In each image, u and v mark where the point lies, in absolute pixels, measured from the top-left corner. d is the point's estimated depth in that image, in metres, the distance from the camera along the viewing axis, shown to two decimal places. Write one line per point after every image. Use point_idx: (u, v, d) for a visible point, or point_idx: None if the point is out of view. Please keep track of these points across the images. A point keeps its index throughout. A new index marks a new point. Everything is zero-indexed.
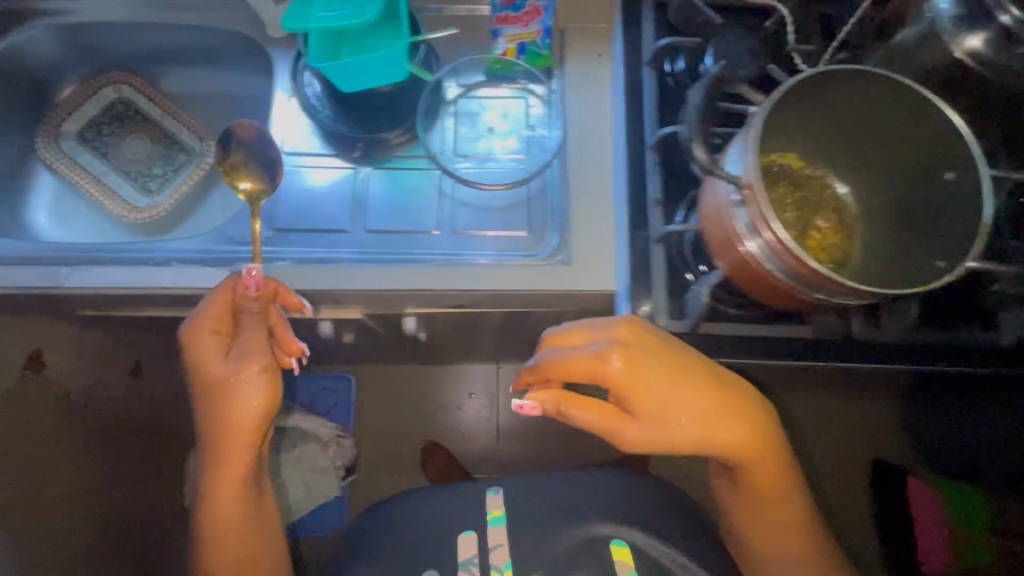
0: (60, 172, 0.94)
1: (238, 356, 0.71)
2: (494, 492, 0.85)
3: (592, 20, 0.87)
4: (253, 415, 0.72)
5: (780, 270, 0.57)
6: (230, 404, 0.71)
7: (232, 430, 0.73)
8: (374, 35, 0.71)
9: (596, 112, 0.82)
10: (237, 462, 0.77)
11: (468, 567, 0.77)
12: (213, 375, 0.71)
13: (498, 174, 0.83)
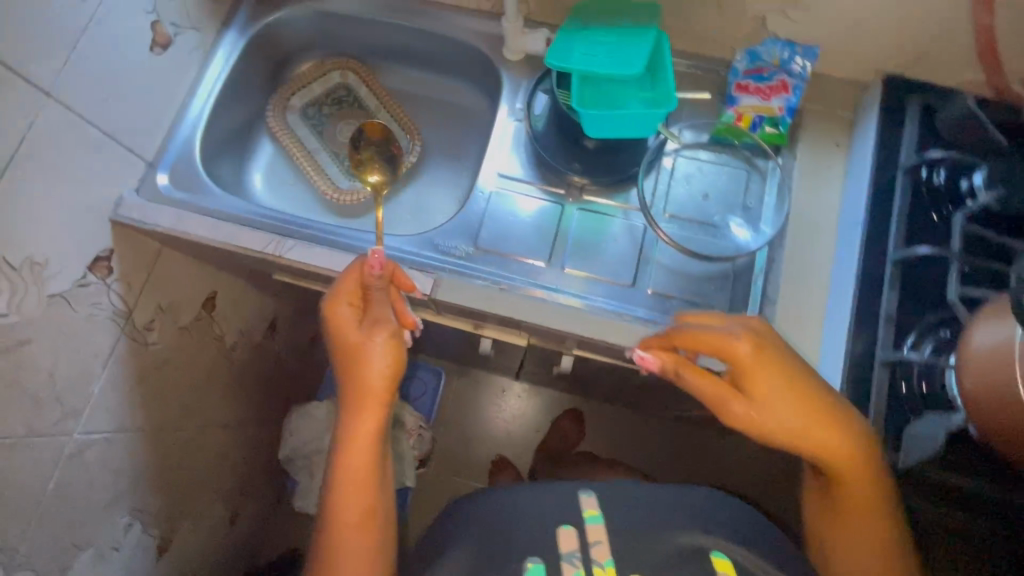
0: (279, 141, 1.00)
1: (373, 322, 0.67)
2: (585, 492, 0.60)
3: (835, 106, 0.83)
4: (386, 376, 0.66)
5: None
6: (366, 368, 0.65)
7: (370, 395, 0.66)
8: (625, 91, 0.73)
9: (822, 204, 0.79)
10: (365, 438, 0.66)
11: (571, 562, 0.54)
12: (350, 344, 0.67)
13: (707, 241, 0.80)
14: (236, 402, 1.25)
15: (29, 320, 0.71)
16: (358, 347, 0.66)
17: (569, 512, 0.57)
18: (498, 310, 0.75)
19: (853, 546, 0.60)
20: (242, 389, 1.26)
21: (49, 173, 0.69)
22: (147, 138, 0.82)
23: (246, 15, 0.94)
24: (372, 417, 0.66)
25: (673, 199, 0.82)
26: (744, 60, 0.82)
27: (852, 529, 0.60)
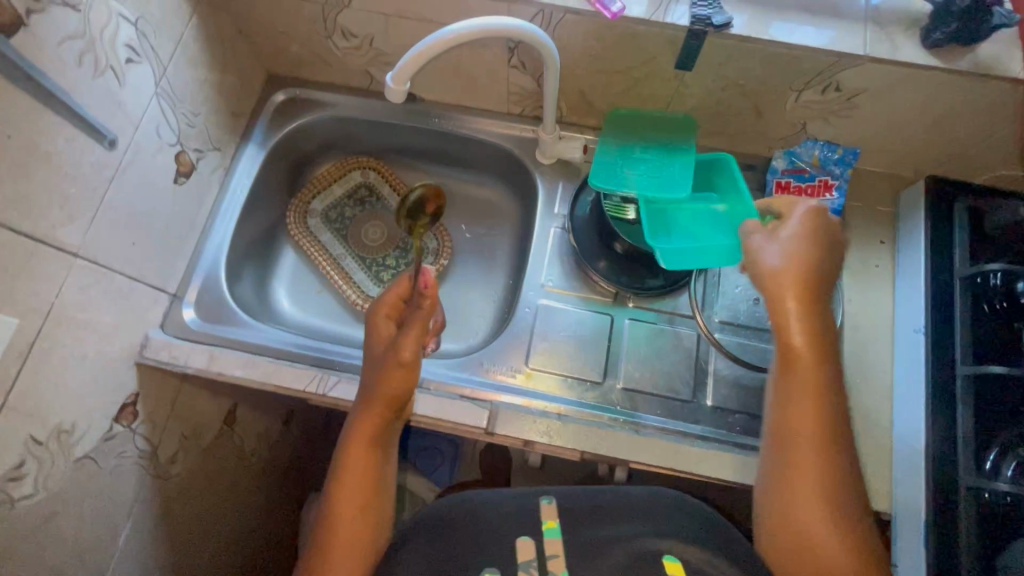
0: (302, 249, 0.96)
1: (398, 337, 0.61)
2: (546, 500, 0.57)
3: (876, 202, 0.83)
4: (394, 391, 0.60)
5: None
6: (385, 381, 0.60)
7: (378, 403, 0.60)
8: (698, 217, 0.74)
9: (874, 306, 0.79)
10: (365, 438, 0.60)
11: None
12: (376, 350, 0.63)
13: (762, 350, 0.78)
14: (260, 511, 1.16)
15: (55, 493, 0.65)
16: (379, 357, 0.62)
17: (527, 525, 0.55)
18: (560, 441, 0.72)
19: (803, 489, 0.51)
20: (266, 496, 1.18)
21: (78, 335, 0.64)
22: (168, 271, 0.79)
23: (264, 127, 0.91)
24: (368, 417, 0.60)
25: (723, 305, 0.80)
26: (783, 160, 0.81)
27: (806, 494, 0.51)
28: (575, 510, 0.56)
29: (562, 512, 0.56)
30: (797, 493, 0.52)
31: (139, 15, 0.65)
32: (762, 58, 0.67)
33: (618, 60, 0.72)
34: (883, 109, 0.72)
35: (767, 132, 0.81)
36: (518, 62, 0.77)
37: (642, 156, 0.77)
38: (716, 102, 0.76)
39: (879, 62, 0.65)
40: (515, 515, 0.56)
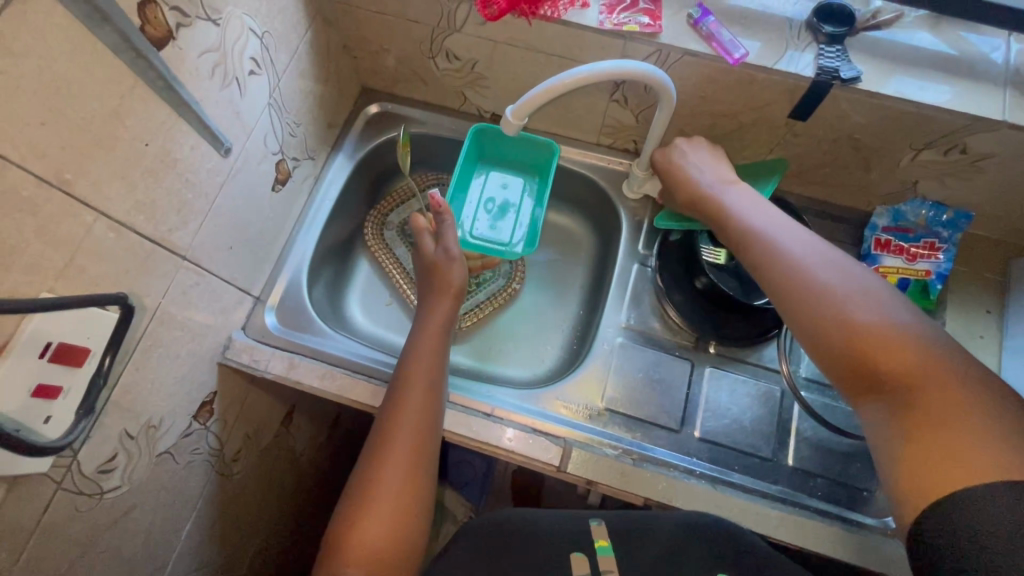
0: (377, 260, 0.97)
1: (449, 247, 0.76)
2: (595, 521, 0.63)
3: (981, 269, 0.78)
4: (460, 281, 0.75)
5: None
6: (442, 280, 0.75)
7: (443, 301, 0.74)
8: None
9: None
10: (434, 329, 0.72)
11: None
12: (430, 258, 0.76)
13: (848, 414, 0.75)
14: (303, 513, 1.17)
15: (137, 485, 0.66)
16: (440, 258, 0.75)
17: (580, 542, 0.61)
18: (633, 488, 0.70)
19: (866, 328, 0.51)
20: (309, 497, 1.18)
21: (175, 334, 0.66)
22: (256, 274, 0.80)
23: (355, 138, 0.93)
24: (442, 303, 0.74)
25: (809, 361, 0.77)
26: (885, 217, 0.78)
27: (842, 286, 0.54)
28: (627, 533, 0.61)
29: (611, 534, 0.61)
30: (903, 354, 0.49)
31: (265, 29, 0.67)
32: (886, 113, 0.65)
33: (728, 104, 0.71)
34: (1007, 176, 0.68)
35: (872, 186, 0.78)
36: (620, 97, 0.77)
37: (491, 148, 0.87)
38: (824, 151, 0.74)
39: (1016, 129, 0.61)
40: (566, 534, 0.62)
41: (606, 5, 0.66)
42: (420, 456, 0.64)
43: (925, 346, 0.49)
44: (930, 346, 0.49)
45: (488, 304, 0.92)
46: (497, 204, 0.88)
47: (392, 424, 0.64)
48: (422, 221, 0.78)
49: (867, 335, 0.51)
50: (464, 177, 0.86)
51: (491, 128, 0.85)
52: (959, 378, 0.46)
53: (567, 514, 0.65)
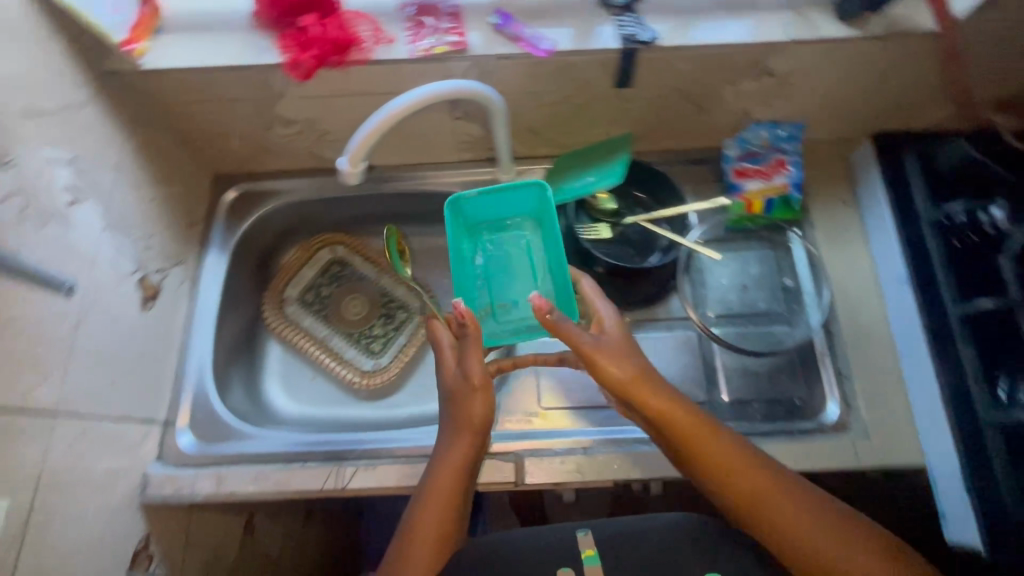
0: (286, 339, 0.94)
1: (466, 369, 0.69)
2: (582, 531, 0.60)
3: (828, 168, 0.86)
4: (483, 409, 0.67)
5: None
6: (471, 409, 0.66)
7: (467, 433, 0.65)
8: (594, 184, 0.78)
9: (855, 267, 0.81)
10: (451, 469, 0.64)
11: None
12: (450, 380, 0.69)
13: (762, 334, 0.79)
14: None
15: None
16: (471, 384, 0.68)
17: (566, 559, 0.57)
18: (592, 476, 0.71)
19: (736, 466, 0.58)
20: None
21: (74, 495, 0.60)
22: (154, 400, 0.76)
23: (222, 229, 0.90)
24: (465, 437, 0.65)
25: (713, 299, 0.81)
26: (734, 147, 0.84)
27: (693, 424, 0.60)
28: (619, 541, 0.59)
29: (600, 542, 0.58)
30: (765, 510, 0.56)
31: (73, 154, 0.64)
32: (694, 61, 0.70)
33: (558, 91, 0.74)
34: (814, 83, 0.75)
35: (714, 125, 0.83)
36: (461, 113, 0.78)
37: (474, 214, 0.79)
38: (659, 106, 0.78)
39: (800, 43, 0.68)
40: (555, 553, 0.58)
41: (410, 34, 0.68)
42: None
43: (773, 473, 0.58)
44: (776, 471, 0.58)
45: (411, 344, 0.94)
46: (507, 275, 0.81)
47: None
48: (442, 330, 0.73)
49: (727, 465, 0.58)
50: (464, 265, 0.78)
51: (471, 197, 0.77)
52: (797, 489, 0.57)
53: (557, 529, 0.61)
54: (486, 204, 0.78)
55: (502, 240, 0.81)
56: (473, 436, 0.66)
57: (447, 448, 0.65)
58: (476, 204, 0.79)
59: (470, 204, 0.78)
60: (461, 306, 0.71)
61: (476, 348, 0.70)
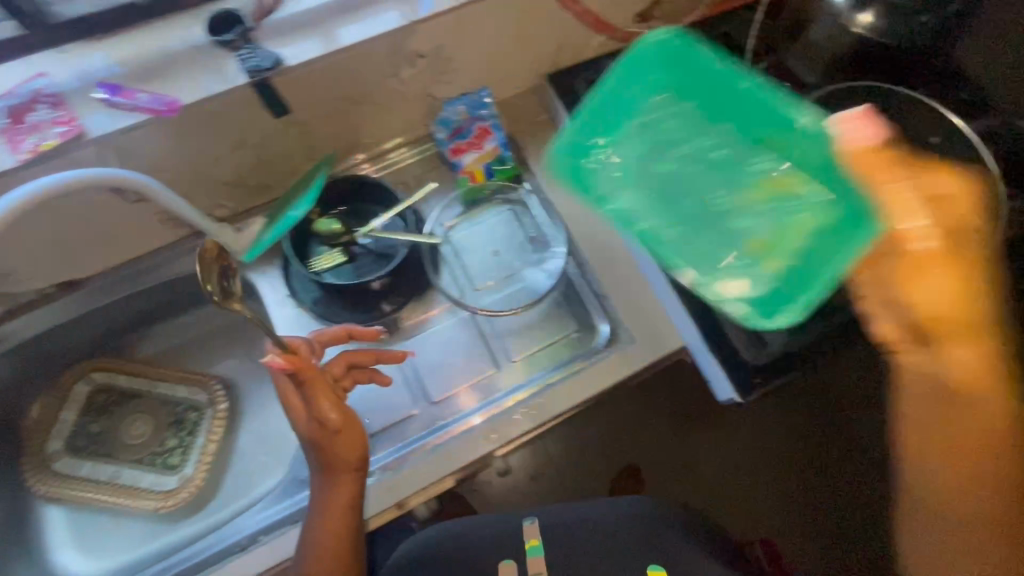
0: (67, 498, 0.83)
1: (323, 418, 0.66)
2: (527, 523, 0.79)
3: (530, 117, 0.91)
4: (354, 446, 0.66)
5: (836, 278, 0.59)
6: (339, 454, 0.66)
7: (349, 476, 0.66)
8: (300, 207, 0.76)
9: (580, 198, 0.87)
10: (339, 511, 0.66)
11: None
12: (309, 427, 0.67)
13: (521, 289, 0.83)
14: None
15: None
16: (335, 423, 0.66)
17: (512, 549, 0.76)
18: (405, 491, 0.71)
19: (989, 451, 0.51)
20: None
21: None
22: None
23: None
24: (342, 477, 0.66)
25: (471, 275, 0.84)
26: (441, 130, 0.87)
27: (961, 358, 0.51)
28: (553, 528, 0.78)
29: (541, 530, 0.78)
30: (941, 305, 0.51)
31: None
32: (339, 69, 0.70)
33: (220, 141, 0.70)
34: (468, 52, 0.78)
35: (411, 117, 0.85)
36: (136, 196, 0.71)
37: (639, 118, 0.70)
38: (341, 118, 0.78)
39: (423, 23, 0.70)
40: (498, 541, 0.77)
41: (10, 143, 0.61)
42: None
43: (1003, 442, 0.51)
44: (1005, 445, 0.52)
45: (210, 442, 0.87)
46: (712, 171, 0.70)
47: None
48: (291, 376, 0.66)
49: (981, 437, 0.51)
50: (641, 193, 0.69)
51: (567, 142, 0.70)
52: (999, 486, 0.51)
53: (504, 522, 0.80)
54: (587, 140, 0.70)
55: (642, 159, 0.71)
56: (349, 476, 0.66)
57: (329, 502, 0.66)
58: (595, 133, 0.71)
59: (601, 106, 0.70)
60: (279, 359, 0.64)
61: (322, 392, 0.67)
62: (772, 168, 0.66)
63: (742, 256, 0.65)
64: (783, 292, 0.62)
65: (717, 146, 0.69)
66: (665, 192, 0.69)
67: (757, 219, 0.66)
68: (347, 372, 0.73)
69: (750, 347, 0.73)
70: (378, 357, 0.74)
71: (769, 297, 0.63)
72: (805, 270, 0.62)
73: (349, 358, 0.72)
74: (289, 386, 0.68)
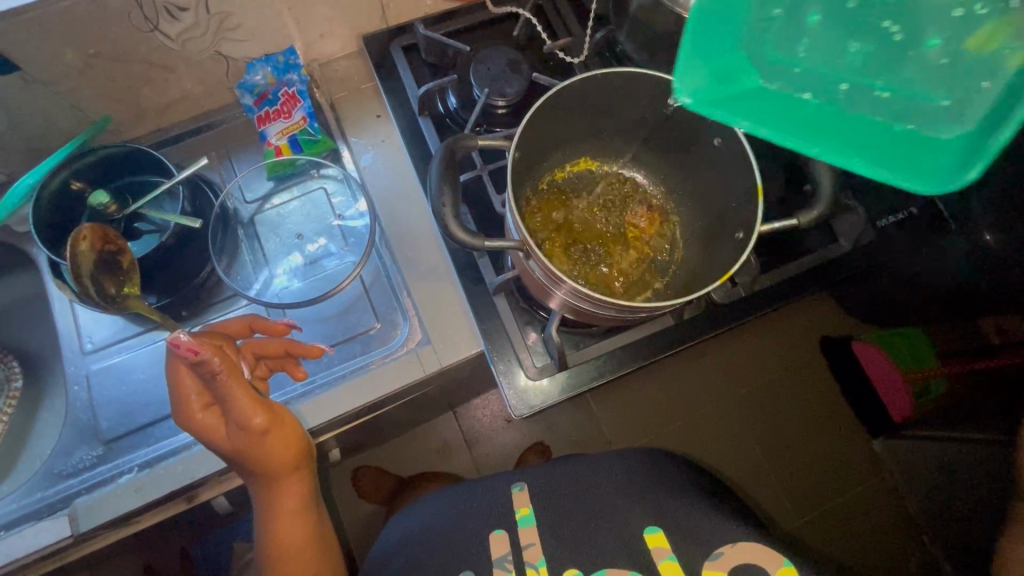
0: None
1: (240, 423, 0.59)
2: (519, 488, 0.71)
3: (354, 81, 0.80)
4: (290, 445, 0.62)
5: (574, 295, 0.54)
6: (272, 453, 0.61)
7: (291, 474, 0.65)
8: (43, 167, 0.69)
9: (394, 171, 0.76)
10: (287, 511, 0.67)
11: (503, 565, 0.62)
12: (227, 439, 0.60)
13: (323, 275, 0.77)
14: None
15: None
16: (265, 429, 0.59)
17: (505, 520, 0.67)
18: (153, 495, 0.65)
19: None
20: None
21: None
22: None
23: None
24: (284, 471, 0.64)
25: (274, 259, 0.78)
26: (246, 94, 0.78)
27: None
28: (537, 496, 0.69)
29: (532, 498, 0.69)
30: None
31: None
32: (74, 28, 0.60)
33: None
34: (253, 9, 0.68)
35: (207, 80, 0.76)
36: None
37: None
38: (111, 80, 0.69)
39: None
40: (485, 508, 0.69)
41: None
42: (327, 557, 0.72)
43: None
44: None
45: None
46: (882, 50, 0.45)
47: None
48: (203, 373, 0.57)
49: None
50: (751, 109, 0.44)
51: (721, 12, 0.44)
52: None
53: (500, 482, 0.73)
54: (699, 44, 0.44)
55: (810, 38, 0.46)
56: (296, 471, 0.66)
57: (276, 492, 0.67)
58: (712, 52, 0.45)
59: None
60: (189, 340, 0.55)
61: (242, 388, 0.59)
62: (932, 28, 0.43)
63: (905, 138, 0.42)
64: (928, 146, 0.41)
65: (884, 14, 0.45)
66: (820, 79, 0.45)
67: (897, 81, 0.44)
68: (257, 363, 0.67)
69: (536, 361, 0.71)
70: (288, 351, 0.67)
71: (904, 154, 0.41)
72: (950, 112, 0.42)
73: (256, 353, 0.65)
74: (187, 375, 0.59)
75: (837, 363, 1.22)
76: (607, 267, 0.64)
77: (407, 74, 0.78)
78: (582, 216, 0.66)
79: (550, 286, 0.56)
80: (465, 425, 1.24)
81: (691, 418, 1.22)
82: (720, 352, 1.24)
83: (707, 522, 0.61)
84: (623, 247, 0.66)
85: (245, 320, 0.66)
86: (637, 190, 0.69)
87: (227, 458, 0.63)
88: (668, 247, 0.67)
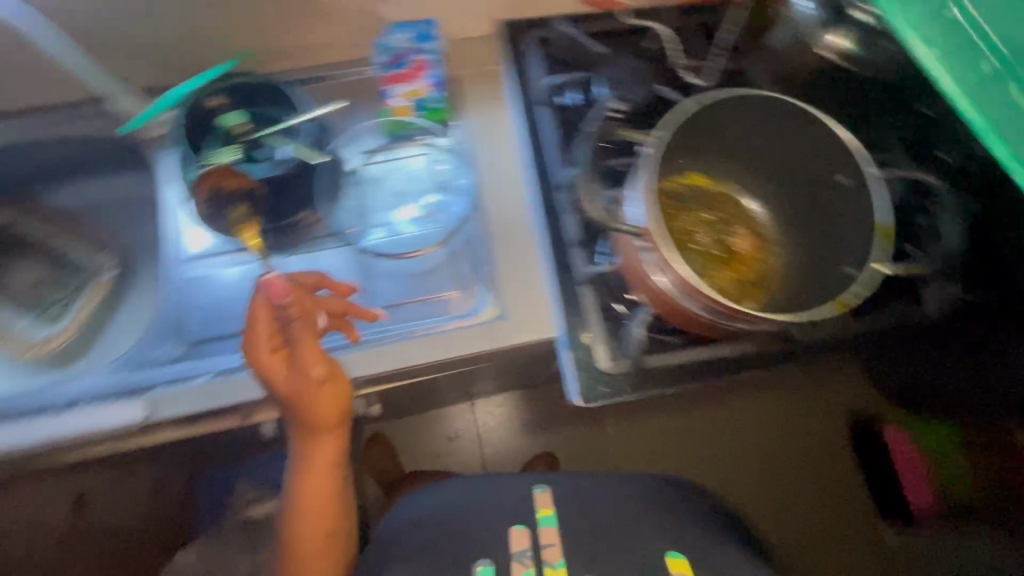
0: None
1: (302, 367, 0.63)
2: (540, 489, 0.71)
3: (482, 61, 0.85)
4: (340, 402, 0.65)
5: (680, 290, 0.59)
6: (317, 406, 0.64)
7: (326, 431, 0.68)
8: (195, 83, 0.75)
9: (502, 151, 0.81)
10: (319, 461, 0.71)
11: (521, 561, 0.64)
12: (284, 386, 0.64)
13: (417, 235, 0.80)
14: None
15: None
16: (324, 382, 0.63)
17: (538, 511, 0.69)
18: (225, 400, 0.68)
19: None
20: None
21: None
22: None
23: None
24: (325, 427, 0.68)
25: (372, 210, 0.82)
26: (378, 54, 0.81)
27: None
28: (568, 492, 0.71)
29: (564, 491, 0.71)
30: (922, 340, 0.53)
31: None
32: None
33: None
34: None
35: (343, 31, 0.81)
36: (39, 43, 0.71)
37: None
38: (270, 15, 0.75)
39: None
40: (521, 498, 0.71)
41: None
42: (342, 519, 0.75)
43: None
44: None
45: (88, 306, 0.89)
46: None
47: (291, 523, 0.73)
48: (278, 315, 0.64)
49: None
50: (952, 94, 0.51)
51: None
52: None
53: (519, 480, 0.74)
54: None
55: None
56: (334, 428, 0.69)
57: (310, 443, 0.70)
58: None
59: None
60: (278, 282, 0.63)
61: (308, 339, 0.63)
62: None
63: None
64: None
65: None
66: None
67: None
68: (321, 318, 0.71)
69: (607, 358, 0.72)
70: (347, 312, 0.72)
71: None
72: None
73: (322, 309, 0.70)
74: (264, 318, 0.64)
75: (861, 440, 1.21)
76: (704, 276, 0.66)
77: (534, 63, 0.81)
78: (690, 225, 0.68)
79: (656, 278, 0.60)
80: (488, 414, 1.26)
81: (707, 462, 1.23)
82: (746, 406, 1.24)
83: (719, 557, 0.62)
84: (722, 263, 0.67)
85: (315, 276, 0.72)
86: (745, 214, 0.70)
87: (280, 403, 0.67)
88: (766, 274, 0.68)
